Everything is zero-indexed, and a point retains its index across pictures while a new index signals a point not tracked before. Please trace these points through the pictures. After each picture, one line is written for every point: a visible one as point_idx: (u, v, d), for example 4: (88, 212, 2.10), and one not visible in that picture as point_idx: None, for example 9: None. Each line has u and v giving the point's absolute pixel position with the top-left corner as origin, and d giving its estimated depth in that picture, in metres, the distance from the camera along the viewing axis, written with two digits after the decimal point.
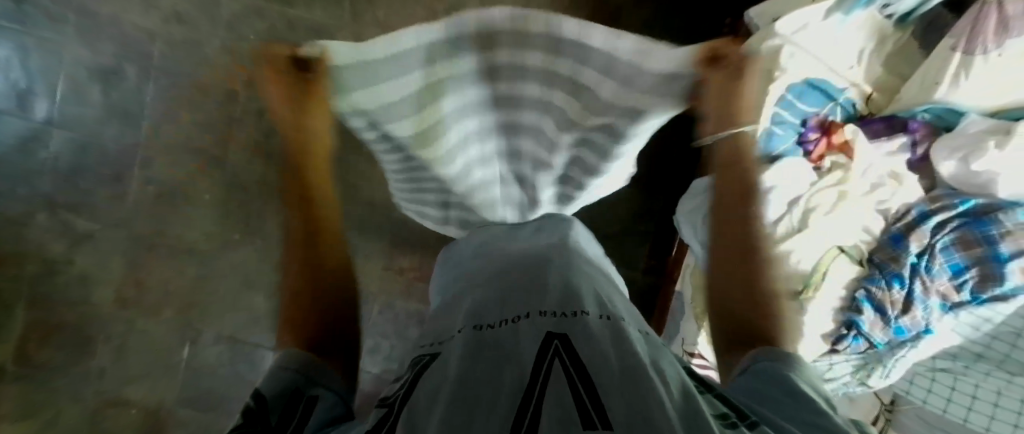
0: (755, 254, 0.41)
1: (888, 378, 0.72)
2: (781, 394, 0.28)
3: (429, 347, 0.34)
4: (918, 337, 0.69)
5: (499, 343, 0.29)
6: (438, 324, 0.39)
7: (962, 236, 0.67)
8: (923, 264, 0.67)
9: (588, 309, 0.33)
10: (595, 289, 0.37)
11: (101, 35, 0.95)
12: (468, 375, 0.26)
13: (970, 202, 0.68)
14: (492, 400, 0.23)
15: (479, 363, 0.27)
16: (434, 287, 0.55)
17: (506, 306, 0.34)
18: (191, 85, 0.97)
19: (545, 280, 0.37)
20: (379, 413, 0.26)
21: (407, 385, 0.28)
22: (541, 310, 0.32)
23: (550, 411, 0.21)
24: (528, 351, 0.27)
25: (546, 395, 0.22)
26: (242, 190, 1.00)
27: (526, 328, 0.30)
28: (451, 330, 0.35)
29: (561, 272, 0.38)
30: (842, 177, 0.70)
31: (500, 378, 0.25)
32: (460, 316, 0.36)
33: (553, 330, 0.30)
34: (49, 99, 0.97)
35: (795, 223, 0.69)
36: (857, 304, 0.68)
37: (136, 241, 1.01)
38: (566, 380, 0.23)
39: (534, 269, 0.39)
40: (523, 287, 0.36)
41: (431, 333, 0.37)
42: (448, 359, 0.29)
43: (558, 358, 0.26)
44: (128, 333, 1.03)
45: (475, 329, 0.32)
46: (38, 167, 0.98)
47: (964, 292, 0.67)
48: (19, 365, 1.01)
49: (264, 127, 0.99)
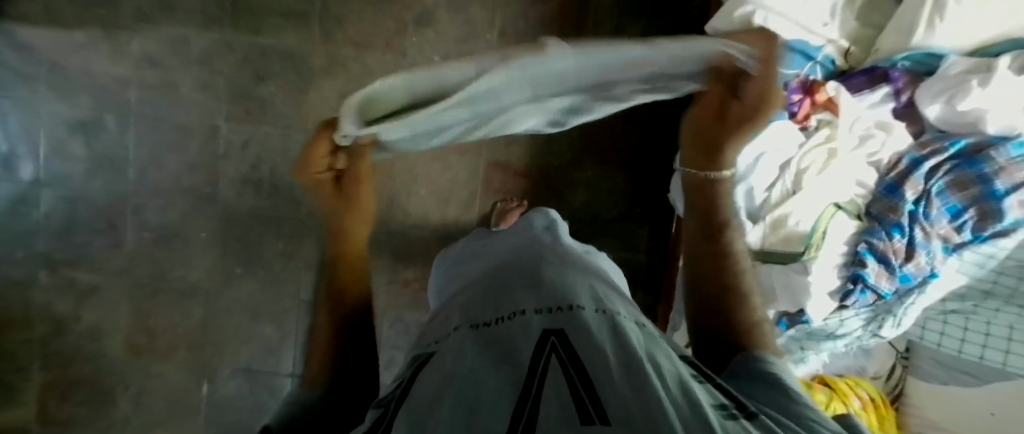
0: (731, 262, 0.43)
1: (901, 326, 0.72)
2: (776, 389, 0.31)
3: (427, 346, 0.34)
4: (925, 282, 0.69)
5: (496, 339, 0.30)
6: (433, 324, 0.39)
7: (957, 178, 0.67)
8: (921, 211, 0.67)
9: (583, 303, 0.33)
10: (589, 283, 0.37)
11: (73, 88, 0.95)
12: (471, 372, 0.26)
13: (961, 143, 0.68)
14: (492, 396, 0.24)
15: (480, 358, 0.28)
16: (433, 286, 0.54)
17: (501, 305, 0.34)
18: (170, 126, 0.97)
19: (540, 277, 0.37)
20: (377, 413, 0.27)
21: (407, 383, 0.29)
22: (536, 308, 0.33)
23: (548, 407, 0.22)
24: (524, 348, 0.28)
25: (544, 391, 0.23)
26: (237, 224, 1.00)
27: (521, 325, 0.31)
28: (447, 329, 0.35)
29: (555, 269, 0.39)
30: (831, 134, 0.70)
31: (498, 373, 0.26)
32: (455, 317, 0.36)
33: (550, 326, 0.30)
34: (34, 159, 0.97)
35: (788, 185, 0.69)
36: (860, 257, 0.68)
37: (139, 287, 1.02)
38: (563, 374, 0.25)
39: (530, 267, 0.39)
40: (519, 283, 0.37)
41: (427, 334, 0.38)
42: (446, 356, 0.30)
43: (554, 353, 0.27)
44: (144, 380, 1.04)
45: (472, 328, 0.32)
46: (33, 227, 0.99)
47: (964, 232, 0.67)
48: (46, 424, 1.03)
49: (249, 159, 0.99)
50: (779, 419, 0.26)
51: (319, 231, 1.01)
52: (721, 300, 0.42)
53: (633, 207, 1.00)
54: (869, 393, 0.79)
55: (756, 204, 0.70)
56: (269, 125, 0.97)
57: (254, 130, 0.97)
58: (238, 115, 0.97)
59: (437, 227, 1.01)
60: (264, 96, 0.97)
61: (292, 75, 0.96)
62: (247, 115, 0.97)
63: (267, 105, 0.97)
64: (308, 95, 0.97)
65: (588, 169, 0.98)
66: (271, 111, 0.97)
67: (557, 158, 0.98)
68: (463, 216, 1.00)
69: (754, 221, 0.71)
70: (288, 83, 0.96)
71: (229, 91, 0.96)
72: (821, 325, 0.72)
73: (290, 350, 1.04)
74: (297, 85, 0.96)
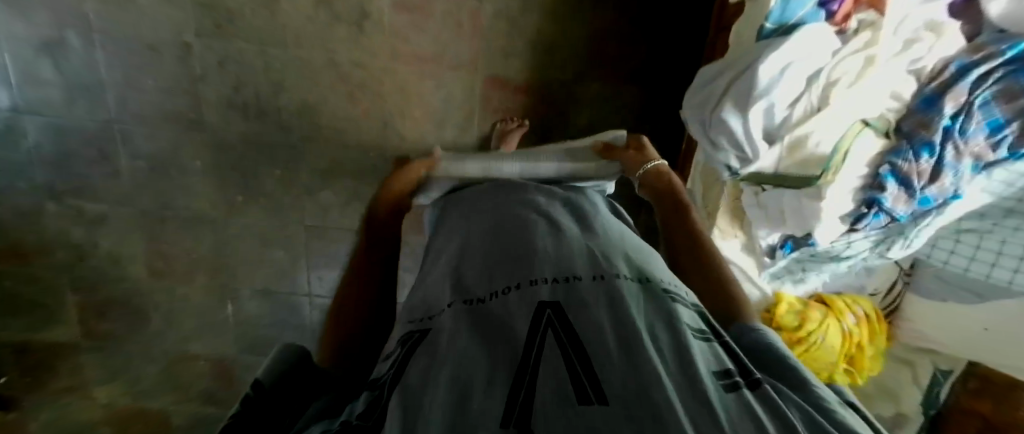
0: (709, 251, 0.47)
1: (910, 247, 0.71)
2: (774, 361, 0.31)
3: (414, 322, 0.33)
4: (945, 204, 0.66)
5: (489, 315, 0.30)
6: (419, 291, 0.38)
7: (1006, 88, 0.59)
8: (957, 127, 0.61)
9: (580, 272, 0.33)
10: (586, 245, 0.37)
11: (24, 3, 0.85)
12: (466, 351, 0.26)
13: (1021, 46, 0.59)
14: (490, 376, 0.24)
15: (475, 339, 0.27)
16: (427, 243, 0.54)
17: (496, 279, 0.34)
18: (138, 44, 0.89)
19: (532, 245, 0.36)
20: (371, 396, 0.27)
21: (398, 364, 0.29)
22: (532, 279, 0.32)
23: (546, 390, 0.22)
24: (520, 324, 0.28)
25: (540, 370, 0.23)
26: (230, 151, 0.97)
27: (517, 299, 0.30)
28: (439, 300, 0.34)
29: (546, 234, 0.38)
30: (872, 38, 0.61)
31: (493, 356, 0.26)
32: (446, 289, 0.35)
33: (548, 298, 0.30)
34: (5, 85, 0.92)
35: (814, 102, 0.62)
36: (881, 180, 0.64)
37: (147, 216, 1.03)
38: (561, 355, 0.24)
39: (522, 234, 0.38)
40: (510, 255, 0.36)
41: (415, 302, 0.36)
42: (441, 334, 0.29)
43: (551, 329, 0.27)
44: (171, 300, 1.10)
45: (464, 303, 0.32)
46: (27, 158, 0.97)
47: (1001, 149, 0.62)
48: (91, 338, 1.13)
49: (229, 80, 0.92)
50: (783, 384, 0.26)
51: (315, 157, 0.98)
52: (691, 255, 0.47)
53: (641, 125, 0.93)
54: (865, 309, 0.81)
55: (775, 123, 0.64)
56: (243, 40, 0.88)
57: (228, 46, 0.89)
58: (208, 30, 0.88)
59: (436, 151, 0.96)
60: (232, 6, 0.86)
61: None
62: (218, 29, 0.88)
63: (236, 17, 0.87)
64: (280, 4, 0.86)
65: (594, 83, 0.90)
66: (242, 23, 0.87)
67: (561, 71, 0.90)
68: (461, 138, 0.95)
69: (770, 143, 0.65)
70: None
71: (193, 1, 0.86)
72: (827, 248, 0.71)
73: (302, 273, 1.08)
74: None
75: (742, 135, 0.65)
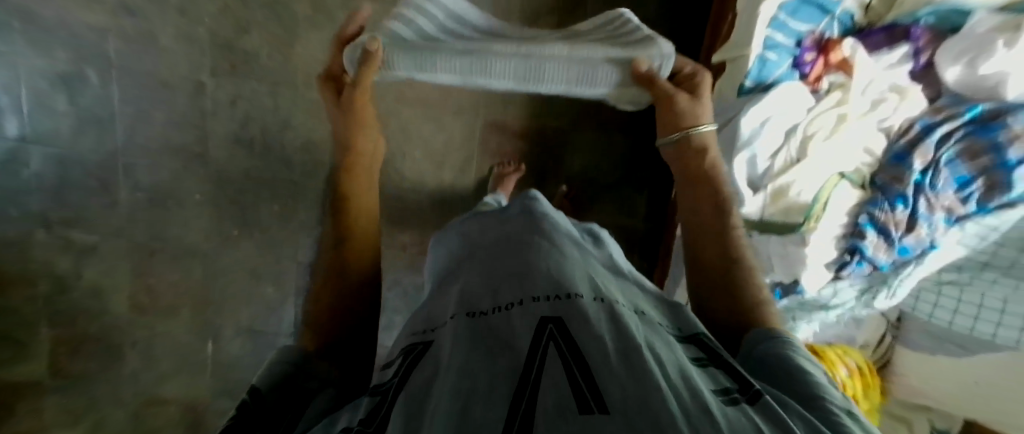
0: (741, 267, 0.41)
1: (895, 298, 0.72)
2: (788, 372, 0.30)
3: (420, 335, 0.34)
4: (924, 254, 0.68)
5: (491, 329, 0.30)
6: (425, 308, 0.39)
7: (968, 145, 0.64)
8: (927, 181, 0.65)
9: (581, 292, 0.33)
10: (587, 270, 0.37)
11: (50, 40, 0.90)
12: (468, 361, 0.26)
13: (977, 108, 0.65)
14: (492, 384, 0.24)
15: (476, 350, 0.28)
16: (428, 267, 0.55)
17: (498, 294, 0.34)
18: (155, 81, 0.94)
19: (533, 264, 0.37)
20: (372, 401, 0.28)
21: (402, 373, 0.29)
22: (533, 296, 0.33)
23: (546, 398, 0.22)
24: (522, 339, 0.28)
25: (542, 381, 0.23)
26: (231, 185, 0.99)
27: (520, 315, 0.31)
28: (443, 314, 0.35)
29: (547, 254, 0.38)
30: (842, 98, 0.67)
31: (495, 365, 0.26)
32: (450, 303, 0.36)
33: (548, 314, 0.30)
34: (17, 115, 0.94)
35: (793, 153, 0.67)
36: (861, 229, 0.67)
37: (138, 247, 1.02)
38: (562, 367, 0.25)
39: (524, 254, 0.39)
40: (511, 272, 0.37)
41: (422, 317, 0.38)
42: (444, 348, 0.29)
43: (553, 341, 0.27)
44: (151, 336, 1.07)
45: (467, 316, 0.32)
46: (25, 186, 0.97)
47: (969, 203, 0.65)
48: (56, 378, 1.05)
49: (238, 117, 0.96)
50: (784, 401, 0.26)
51: (315, 193, 1.00)
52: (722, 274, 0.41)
53: (633, 171, 0.97)
54: (857, 362, 0.80)
55: (758, 172, 0.68)
56: (256, 80, 0.94)
57: (241, 86, 0.94)
58: (223, 70, 0.93)
59: (434, 191, 0.99)
60: (248, 50, 0.92)
61: (278, 27, 0.92)
62: (233, 70, 0.93)
63: (252, 59, 0.93)
64: (295, 49, 0.93)
65: (588, 132, 0.95)
66: (256, 65, 0.93)
67: (556, 119, 0.95)
68: (459, 179, 0.98)
69: (755, 190, 0.69)
70: (275, 37, 0.92)
71: (212, 44, 0.92)
72: (815, 295, 0.72)
73: (290, 311, 1.06)
74: (284, 39, 0.92)
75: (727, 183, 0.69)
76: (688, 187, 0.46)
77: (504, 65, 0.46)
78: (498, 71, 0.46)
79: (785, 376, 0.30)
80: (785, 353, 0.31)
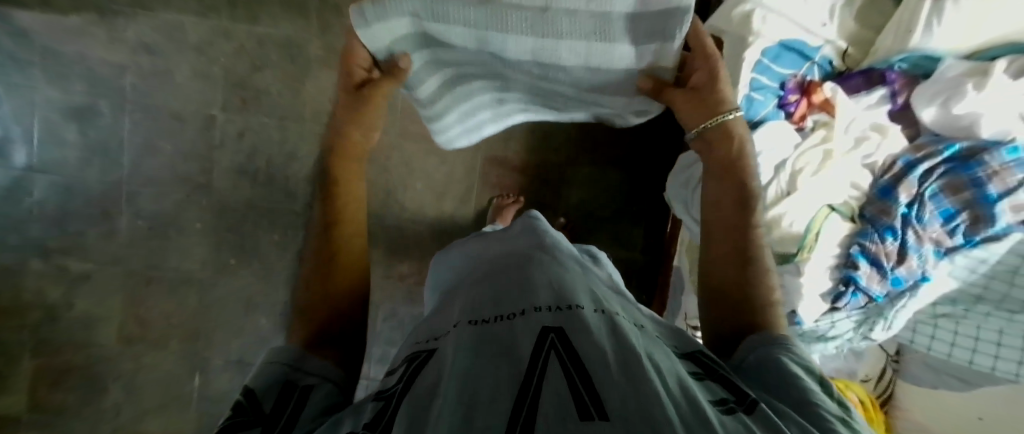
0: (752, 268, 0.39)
1: (891, 329, 0.72)
2: (784, 380, 0.29)
3: (424, 343, 0.35)
4: (916, 285, 0.69)
5: (493, 335, 0.30)
6: (428, 321, 0.40)
7: (949, 181, 0.67)
8: (914, 214, 0.67)
9: (582, 304, 0.33)
10: (588, 286, 0.38)
11: (69, 75, 0.94)
12: (471, 367, 0.26)
13: (956, 147, 0.68)
14: (494, 390, 0.24)
15: (479, 355, 0.28)
16: (429, 285, 0.56)
17: (501, 305, 0.34)
18: (166, 114, 0.97)
19: (535, 278, 0.37)
20: (377, 406, 0.27)
21: (407, 379, 0.29)
22: (535, 306, 0.33)
23: (547, 404, 0.22)
24: (524, 345, 0.28)
25: (543, 387, 0.23)
26: (233, 215, 1.00)
27: (522, 323, 0.31)
28: (446, 324, 0.36)
29: (549, 270, 0.39)
30: (826, 136, 0.71)
31: (497, 371, 0.26)
32: (453, 315, 0.36)
33: (549, 324, 0.30)
34: (28, 145, 0.97)
35: (783, 186, 0.69)
36: (853, 259, 0.68)
37: (132, 276, 1.01)
38: (562, 373, 0.25)
39: (526, 268, 0.39)
40: (513, 285, 0.37)
41: (425, 328, 0.38)
42: (447, 355, 0.30)
43: (554, 350, 0.27)
44: (137, 369, 1.04)
45: (470, 324, 0.33)
46: (26, 214, 0.99)
47: (957, 236, 0.67)
48: (37, 411, 1.03)
49: (244, 149, 0.98)
50: (781, 413, 0.26)
51: None
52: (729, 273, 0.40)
53: (629, 205, 1.00)
54: (859, 396, 0.79)
55: None
56: (265, 114, 0.97)
57: (250, 119, 0.97)
58: (233, 105, 0.97)
59: (434, 222, 1.00)
60: (259, 86, 0.96)
61: (289, 65, 0.95)
62: (243, 105, 0.97)
63: (262, 95, 0.96)
64: (305, 86, 0.96)
65: (585, 166, 0.98)
66: (266, 100, 0.97)
67: (554, 154, 0.98)
68: (458, 211, 1.00)
69: None
70: (286, 73, 0.96)
71: (225, 81, 0.96)
72: (813, 327, 0.72)
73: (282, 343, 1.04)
74: (294, 76, 0.96)
75: None
76: (713, 181, 0.43)
77: (517, 15, 0.34)
78: (512, 28, 0.35)
79: (781, 385, 0.29)
80: (781, 361, 0.31)
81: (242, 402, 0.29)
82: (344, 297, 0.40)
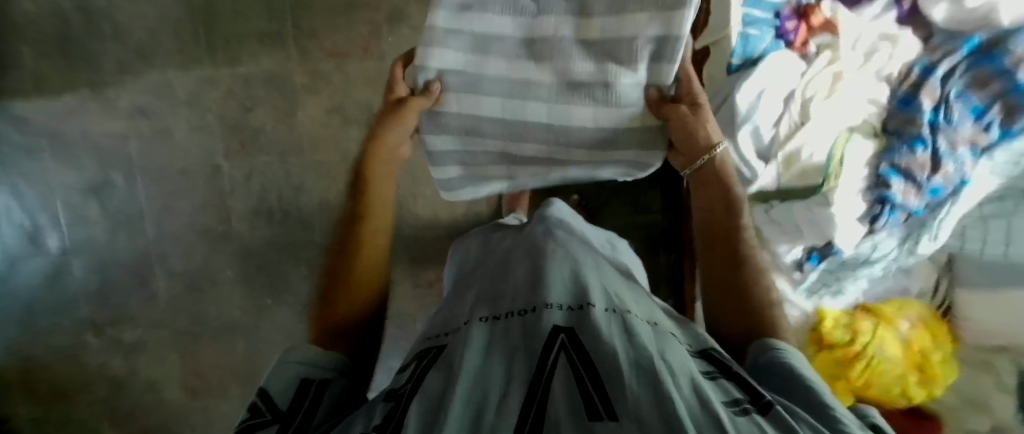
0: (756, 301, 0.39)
1: (940, 240, 0.68)
2: (798, 392, 0.29)
3: (434, 339, 0.36)
4: (958, 191, 0.65)
5: (505, 335, 0.31)
6: (440, 312, 0.41)
7: (975, 76, 0.64)
8: (941, 118, 0.64)
9: (595, 301, 0.33)
10: (602, 281, 0.37)
11: (78, 154, 0.97)
12: (480, 367, 0.27)
13: (974, 41, 0.64)
14: (503, 392, 0.24)
15: (491, 356, 0.28)
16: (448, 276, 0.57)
17: (513, 301, 0.35)
18: (173, 172, 0.99)
19: (546, 273, 0.38)
20: (388, 405, 0.28)
21: (415, 378, 0.29)
22: (546, 303, 0.33)
23: (556, 407, 0.22)
24: (533, 345, 0.29)
25: (550, 390, 0.23)
26: (257, 256, 1.02)
27: (534, 320, 0.31)
28: (456, 320, 0.36)
29: (560, 264, 0.39)
30: (832, 56, 0.67)
31: (508, 372, 0.26)
32: (464, 311, 0.37)
33: (561, 323, 0.31)
34: (57, 229, 1.01)
35: (795, 117, 0.67)
36: (884, 178, 0.65)
37: (180, 334, 1.05)
38: (572, 375, 0.25)
39: (535, 266, 0.39)
40: (524, 283, 0.38)
41: (435, 321, 0.40)
42: (455, 350, 0.30)
43: (564, 351, 0.27)
44: (206, 419, 1.09)
45: (481, 321, 0.33)
46: (71, 295, 1.03)
47: (991, 131, 0.63)
48: None
49: (254, 191, 1.00)
50: (800, 417, 0.24)
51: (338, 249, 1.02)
52: (727, 305, 0.40)
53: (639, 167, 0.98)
54: (919, 315, 0.73)
55: (765, 143, 0.67)
56: (265, 152, 0.98)
57: (253, 160, 0.98)
58: (234, 150, 0.98)
59: (449, 225, 1.01)
60: (255, 125, 0.97)
61: (277, 97, 0.97)
62: (242, 148, 0.98)
63: (259, 134, 0.98)
64: (298, 115, 0.98)
65: None
66: (264, 138, 0.98)
67: None
68: (472, 208, 1.00)
69: (765, 162, 0.68)
70: (276, 106, 0.97)
71: (221, 126, 0.97)
72: (852, 254, 0.69)
73: None
74: (285, 108, 0.97)
75: (738, 159, 0.67)
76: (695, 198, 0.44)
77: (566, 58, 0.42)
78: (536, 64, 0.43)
79: (797, 393, 0.29)
80: (789, 366, 0.31)
81: (258, 404, 0.32)
82: (360, 306, 0.43)
